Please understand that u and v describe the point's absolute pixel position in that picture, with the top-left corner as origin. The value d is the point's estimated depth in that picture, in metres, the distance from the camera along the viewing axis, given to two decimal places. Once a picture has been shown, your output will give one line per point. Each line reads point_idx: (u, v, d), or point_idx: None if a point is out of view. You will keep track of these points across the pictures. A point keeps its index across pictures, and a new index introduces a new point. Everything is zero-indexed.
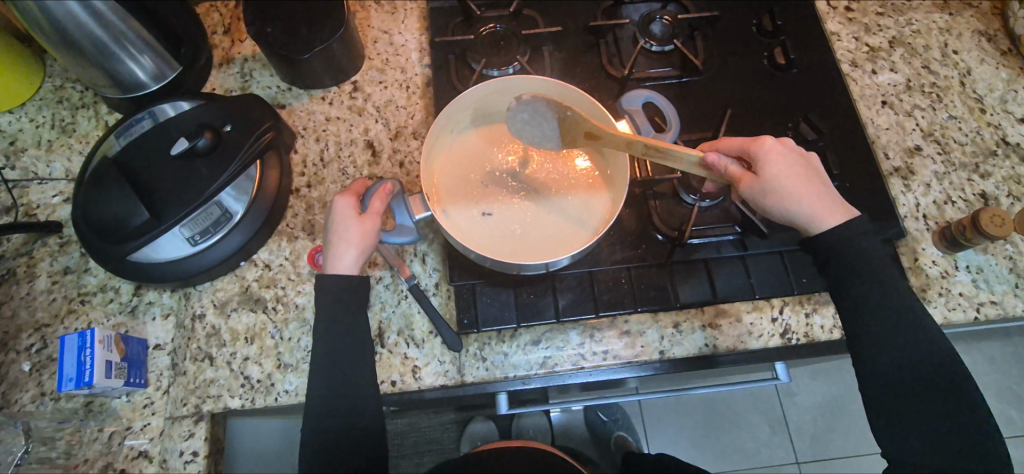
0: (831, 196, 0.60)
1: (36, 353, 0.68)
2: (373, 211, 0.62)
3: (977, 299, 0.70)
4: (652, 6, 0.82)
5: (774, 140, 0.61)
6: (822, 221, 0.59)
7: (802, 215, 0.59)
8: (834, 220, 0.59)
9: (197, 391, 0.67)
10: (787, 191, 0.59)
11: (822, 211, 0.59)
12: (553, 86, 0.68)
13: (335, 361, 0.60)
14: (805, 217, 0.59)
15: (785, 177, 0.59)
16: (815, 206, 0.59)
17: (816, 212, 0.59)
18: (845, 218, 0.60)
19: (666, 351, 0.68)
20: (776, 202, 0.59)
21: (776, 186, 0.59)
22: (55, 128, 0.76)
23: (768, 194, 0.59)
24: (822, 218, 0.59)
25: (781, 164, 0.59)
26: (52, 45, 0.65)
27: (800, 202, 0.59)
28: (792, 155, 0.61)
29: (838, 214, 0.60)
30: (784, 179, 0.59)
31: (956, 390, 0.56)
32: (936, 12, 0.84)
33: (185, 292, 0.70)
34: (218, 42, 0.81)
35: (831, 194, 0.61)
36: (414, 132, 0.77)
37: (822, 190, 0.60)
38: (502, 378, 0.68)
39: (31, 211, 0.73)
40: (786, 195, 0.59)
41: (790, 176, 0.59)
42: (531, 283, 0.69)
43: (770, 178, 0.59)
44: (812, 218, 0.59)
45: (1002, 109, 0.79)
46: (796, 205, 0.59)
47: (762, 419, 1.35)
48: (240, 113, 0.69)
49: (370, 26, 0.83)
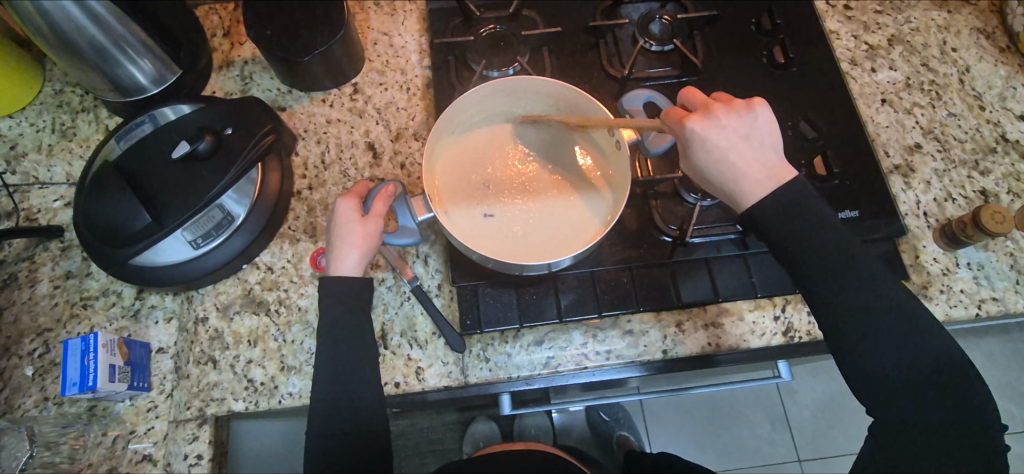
0: (757, 167, 0.58)
1: (39, 358, 0.68)
2: (375, 213, 0.62)
3: (978, 295, 0.71)
4: (651, 6, 0.82)
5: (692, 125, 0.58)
6: (746, 197, 0.58)
7: (727, 193, 0.60)
8: (757, 194, 0.58)
9: (201, 394, 0.67)
10: (707, 172, 0.60)
11: (745, 187, 0.58)
12: (553, 86, 0.68)
13: (338, 363, 0.60)
14: (730, 193, 0.59)
15: (703, 159, 0.59)
16: (735, 185, 0.58)
17: (739, 189, 0.58)
18: (778, 185, 0.58)
19: (669, 350, 0.69)
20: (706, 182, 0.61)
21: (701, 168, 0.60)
22: (55, 132, 0.76)
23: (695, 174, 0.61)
24: (746, 193, 0.58)
25: (700, 147, 0.58)
26: (52, 50, 0.65)
27: (721, 181, 0.59)
28: (711, 132, 0.58)
29: (766, 187, 0.58)
30: (703, 161, 0.59)
31: None
32: (934, 9, 0.85)
33: (187, 295, 0.70)
34: (218, 45, 0.81)
35: (755, 166, 0.58)
36: (414, 133, 0.77)
37: (750, 162, 0.58)
38: (505, 378, 0.68)
39: (32, 216, 0.73)
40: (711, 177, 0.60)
41: (707, 158, 0.59)
42: (533, 284, 0.69)
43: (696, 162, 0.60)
44: (737, 194, 0.59)
45: (1001, 106, 0.79)
46: (720, 184, 0.59)
47: (763, 416, 1.35)
48: (240, 115, 0.68)
49: (369, 27, 0.83)
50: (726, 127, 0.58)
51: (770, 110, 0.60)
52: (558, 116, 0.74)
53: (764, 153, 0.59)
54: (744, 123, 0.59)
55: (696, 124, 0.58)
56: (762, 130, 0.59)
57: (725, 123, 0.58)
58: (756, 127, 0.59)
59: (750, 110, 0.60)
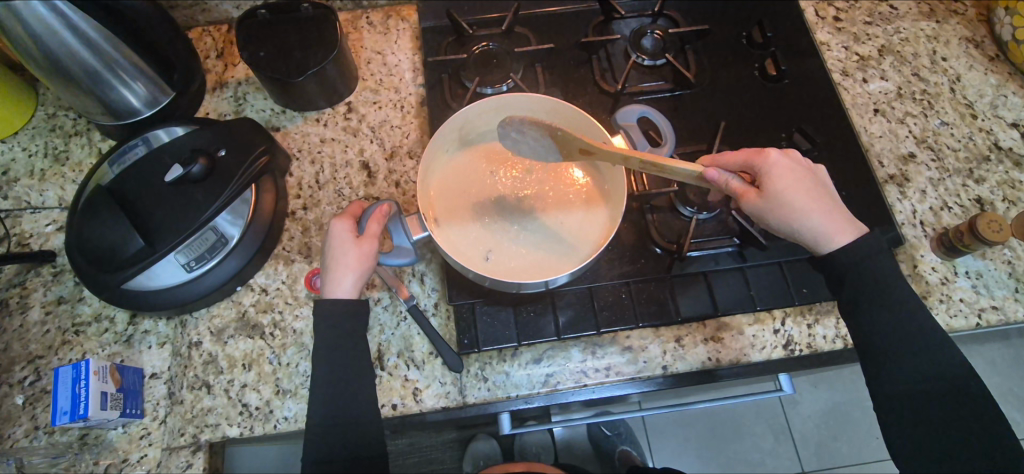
0: (842, 213, 0.60)
1: (29, 386, 0.66)
2: (370, 233, 0.61)
3: (978, 304, 0.70)
4: (642, 21, 0.83)
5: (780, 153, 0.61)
6: (831, 239, 0.59)
7: (810, 232, 0.59)
8: (843, 236, 0.59)
9: (195, 421, 0.66)
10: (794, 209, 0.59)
11: (833, 228, 0.59)
12: (546, 103, 0.68)
13: (334, 386, 0.59)
14: (813, 235, 0.59)
15: (790, 189, 0.59)
16: (823, 226, 0.59)
17: (820, 231, 0.59)
18: (854, 236, 0.59)
19: (669, 366, 0.68)
20: (785, 215, 0.59)
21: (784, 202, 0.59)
22: (47, 157, 0.76)
23: (777, 208, 0.59)
24: (831, 235, 0.59)
25: (790, 180, 0.59)
26: (44, 74, 0.65)
27: (810, 218, 0.59)
28: (798, 170, 0.60)
29: (848, 231, 0.59)
30: (792, 195, 0.59)
31: (962, 399, 0.56)
32: (923, 20, 0.85)
33: (181, 319, 0.70)
34: (212, 66, 0.81)
35: (839, 212, 0.60)
36: (409, 152, 0.77)
37: (835, 206, 0.60)
38: (504, 398, 0.67)
39: (23, 241, 0.72)
40: (794, 209, 0.59)
41: (797, 193, 0.59)
42: (531, 301, 0.68)
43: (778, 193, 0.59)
44: (821, 235, 0.59)
45: (992, 114, 0.80)
46: (803, 222, 0.59)
47: (766, 428, 1.34)
48: (233, 137, 0.68)
49: (362, 47, 0.83)
50: (807, 170, 0.62)
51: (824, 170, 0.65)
52: None
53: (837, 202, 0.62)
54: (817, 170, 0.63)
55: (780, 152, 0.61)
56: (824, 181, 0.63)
57: (805, 164, 0.62)
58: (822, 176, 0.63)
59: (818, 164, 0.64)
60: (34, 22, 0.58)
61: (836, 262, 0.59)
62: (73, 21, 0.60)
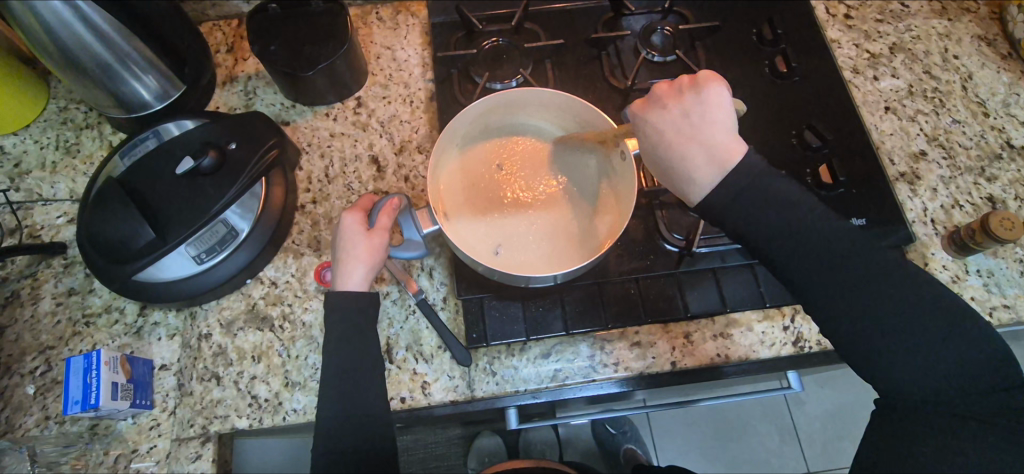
0: (691, 154, 0.56)
1: (40, 376, 0.67)
2: (381, 227, 0.62)
3: (989, 303, 0.70)
4: (652, 18, 0.82)
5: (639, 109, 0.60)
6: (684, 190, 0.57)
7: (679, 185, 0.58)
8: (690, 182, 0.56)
9: (204, 412, 0.66)
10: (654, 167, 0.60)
11: (687, 176, 0.56)
12: (557, 98, 0.68)
13: (343, 378, 0.59)
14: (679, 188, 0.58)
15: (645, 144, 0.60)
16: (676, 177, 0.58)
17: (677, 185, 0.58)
18: (717, 173, 0.55)
19: (677, 362, 0.68)
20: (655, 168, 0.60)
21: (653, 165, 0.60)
22: (59, 149, 0.76)
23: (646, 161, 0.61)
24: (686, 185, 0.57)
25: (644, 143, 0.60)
26: (57, 67, 0.66)
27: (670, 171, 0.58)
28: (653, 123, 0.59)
29: (698, 171, 0.56)
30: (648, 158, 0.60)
31: None
32: (934, 18, 0.85)
33: (190, 311, 0.70)
34: (222, 60, 0.81)
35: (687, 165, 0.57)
36: (418, 147, 0.77)
37: (685, 150, 0.56)
38: (512, 392, 0.67)
39: (35, 233, 0.73)
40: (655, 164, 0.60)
41: (649, 154, 0.60)
42: (540, 296, 0.68)
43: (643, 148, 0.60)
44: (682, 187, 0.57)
45: (1005, 112, 0.79)
46: (668, 175, 0.58)
47: (772, 428, 1.33)
48: (243, 130, 0.68)
49: (372, 42, 0.83)
50: (677, 122, 0.57)
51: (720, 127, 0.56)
52: (562, 129, 0.74)
53: (710, 135, 0.56)
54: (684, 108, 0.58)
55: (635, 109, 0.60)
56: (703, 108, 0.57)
57: (670, 109, 0.58)
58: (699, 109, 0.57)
59: (698, 93, 0.57)
60: (48, 15, 0.59)
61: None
62: (86, 15, 0.60)
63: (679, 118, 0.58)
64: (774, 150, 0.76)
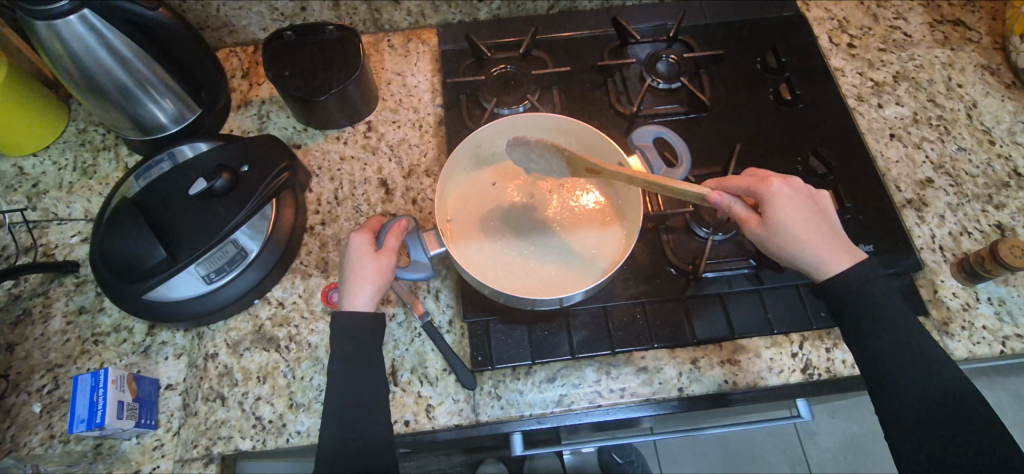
0: (838, 237, 0.59)
1: (48, 394, 0.67)
2: (389, 248, 0.62)
3: (1001, 332, 0.69)
4: (657, 46, 0.84)
5: (782, 182, 0.59)
6: (828, 266, 0.58)
7: (813, 257, 0.58)
8: (838, 267, 0.58)
9: (208, 433, 0.66)
10: (791, 238, 0.58)
11: (839, 255, 0.58)
12: (565, 122, 0.69)
13: (348, 401, 0.58)
14: (816, 260, 0.58)
15: (792, 222, 0.58)
16: (818, 256, 0.58)
17: (820, 262, 0.58)
18: (856, 259, 0.58)
19: (685, 388, 0.67)
20: (782, 246, 0.58)
21: (787, 230, 0.58)
22: (76, 170, 0.78)
23: (777, 240, 0.58)
24: (829, 264, 0.58)
25: (791, 207, 0.58)
26: (78, 90, 0.68)
27: (805, 250, 0.58)
28: (801, 196, 0.59)
29: (849, 255, 0.58)
30: (788, 224, 0.58)
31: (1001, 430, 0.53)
32: (937, 47, 0.86)
33: (198, 331, 0.70)
34: (237, 85, 0.84)
35: (836, 242, 0.58)
36: (426, 170, 0.78)
37: (830, 235, 0.59)
38: (517, 417, 0.66)
39: (49, 251, 0.74)
40: (791, 241, 0.58)
41: (792, 219, 0.58)
42: (545, 319, 0.68)
43: (779, 224, 0.58)
44: (824, 261, 0.58)
45: (1011, 140, 0.79)
46: (807, 243, 0.58)
47: (782, 460, 1.31)
48: (257, 153, 0.70)
49: (383, 68, 0.85)
50: (807, 199, 0.60)
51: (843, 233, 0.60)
52: None
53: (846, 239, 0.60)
54: (818, 198, 0.62)
55: (783, 183, 0.59)
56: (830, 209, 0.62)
57: (809, 196, 0.60)
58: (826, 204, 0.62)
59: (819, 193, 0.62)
60: (74, 41, 0.61)
61: (832, 289, 0.58)
62: (111, 42, 0.62)
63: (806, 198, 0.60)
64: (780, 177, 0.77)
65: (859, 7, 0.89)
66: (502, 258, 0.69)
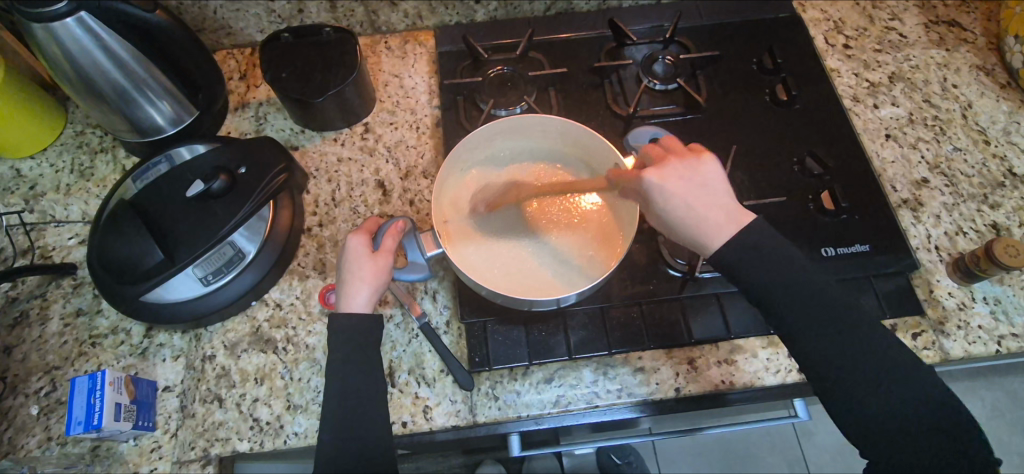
0: (717, 210, 0.59)
1: (45, 396, 0.67)
2: (385, 249, 0.63)
3: (997, 331, 0.69)
4: (654, 47, 0.84)
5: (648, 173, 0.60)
6: (707, 244, 0.58)
7: (691, 235, 0.59)
8: (716, 242, 0.58)
9: (205, 434, 0.66)
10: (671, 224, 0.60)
11: (714, 229, 0.58)
12: (562, 124, 0.69)
13: (345, 402, 0.59)
14: (694, 240, 0.59)
15: (669, 210, 0.60)
16: (695, 235, 0.59)
17: (702, 241, 0.59)
18: (736, 230, 0.58)
19: (682, 388, 0.67)
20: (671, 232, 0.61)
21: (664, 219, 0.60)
22: (73, 172, 0.78)
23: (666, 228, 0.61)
24: (707, 240, 0.58)
25: (660, 198, 0.60)
26: (75, 92, 0.68)
27: (683, 234, 0.60)
28: (670, 181, 0.60)
29: (727, 228, 0.58)
30: (665, 213, 0.60)
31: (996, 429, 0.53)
32: (932, 48, 0.86)
33: (196, 333, 0.70)
34: (235, 87, 0.84)
35: (712, 216, 0.58)
36: (424, 172, 0.78)
37: (710, 213, 0.59)
38: (515, 417, 0.66)
39: (46, 253, 0.74)
40: (674, 226, 0.60)
41: (669, 208, 0.60)
42: (543, 320, 0.68)
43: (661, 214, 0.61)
44: (701, 238, 0.58)
45: (1006, 140, 0.80)
46: (682, 223, 0.59)
47: (780, 460, 1.31)
48: (254, 155, 0.70)
49: (381, 70, 0.85)
50: (680, 182, 0.60)
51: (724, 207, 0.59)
52: (566, 155, 0.75)
53: (732, 211, 0.59)
54: (694, 174, 0.61)
55: (651, 175, 0.60)
56: (716, 179, 0.61)
57: (684, 179, 0.60)
58: (709, 176, 0.60)
59: (698, 169, 0.61)
60: (71, 44, 0.61)
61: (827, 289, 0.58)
62: (107, 44, 0.62)
63: (677, 181, 0.60)
64: (776, 177, 0.77)
65: (855, 8, 0.89)
66: (494, 261, 0.69)
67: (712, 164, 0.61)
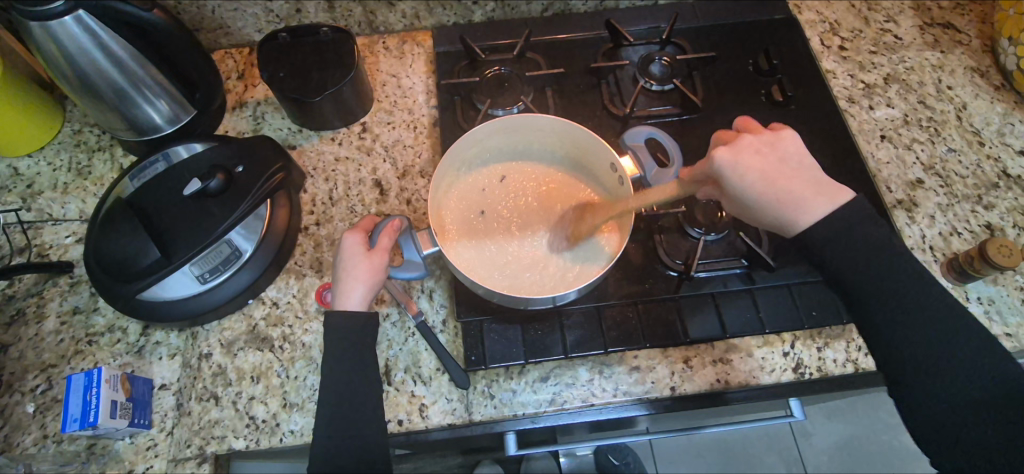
0: (801, 186, 0.59)
1: (41, 395, 0.67)
2: (381, 247, 0.63)
3: (991, 331, 0.70)
4: (651, 48, 0.85)
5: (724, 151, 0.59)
6: (801, 218, 0.58)
7: (778, 213, 0.59)
8: (812, 217, 0.58)
9: (201, 432, 0.66)
10: (759, 202, 0.59)
11: (808, 203, 0.58)
12: (558, 124, 0.70)
13: (341, 400, 0.59)
14: (783, 216, 0.59)
15: (752, 188, 0.59)
16: (787, 210, 0.58)
17: (793, 218, 0.58)
18: (830, 203, 0.58)
19: (677, 387, 0.67)
20: (753, 211, 0.60)
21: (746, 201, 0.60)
22: (71, 171, 0.78)
23: (744, 207, 0.61)
24: (802, 215, 0.58)
25: (739, 178, 0.59)
26: (73, 92, 0.68)
27: (775, 212, 0.59)
28: (751, 157, 0.59)
29: (819, 200, 0.58)
30: (751, 192, 0.59)
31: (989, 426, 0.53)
32: (927, 49, 0.87)
33: (192, 331, 0.70)
34: (232, 87, 0.84)
35: (805, 188, 0.59)
36: (421, 171, 0.79)
37: (799, 186, 0.59)
38: (510, 416, 0.66)
39: (43, 252, 0.74)
40: (757, 205, 0.59)
41: (755, 184, 0.59)
42: (538, 319, 0.68)
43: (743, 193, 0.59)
44: (791, 213, 0.58)
45: (1000, 142, 0.80)
46: (764, 199, 0.59)
47: (778, 461, 1.31)
48: (251, 153, 0.70)
49: (378, 70, 0.86)
50: (763, 157, 0.60)
51: (812, 182, 0.59)
52: (564, 156, 0.75)
53: (821, 185, 0.59)
54: (773, 149, 0.61)
55: (725, 154, 0.59)
56: (792, 151, 0.61)
57: (764, 154, 0.60)
58: (788, 150, 0.61)
59: (775, 144, 0.61)
60: (69, 43, 0.61)
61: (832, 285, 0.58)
62: (106, 44, 0.63)
63: (756, 157, 0.60)
64: None
65: (850, 10, 0.90)
66: (487, 265, 0.69)
67: (794, 138, 0.61)
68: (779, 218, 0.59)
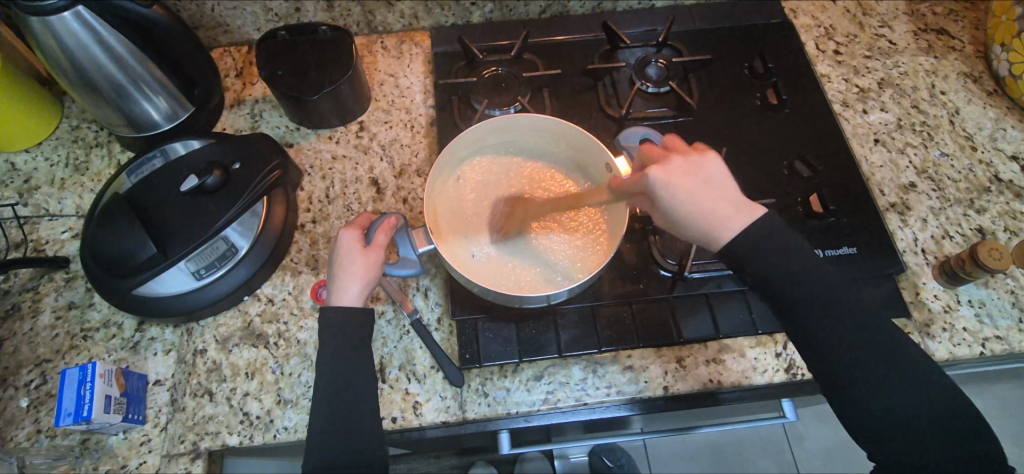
0: (721, 205, 0.58)
1: (35, 389, 0.67)
2: (377, 244, 0.63)
3: (981, 333, 0.70)
4: (647, 50, 0.85)
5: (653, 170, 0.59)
6: (718, 235, 0.58)
7: (699, 232, 0.59)
8: (720, 233, 0.57)
9: (195, 428, 0.66)
10: (680, 219, 0.59)
11: (724, 223, 0.57)
12: (554, 124, 0.70)
13: (335, 397, 0.59)
14: (704, 235, 0.58)
15: (679, 206, 0.59)
16: (707, 229, 0.58)
17: (713, 236, 0.58)
18: (746, 221, 0.57)
19: (670, 386, 0.68)
20: (675, 227, 0.60)
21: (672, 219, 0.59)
22: (68, 166, 0.78)
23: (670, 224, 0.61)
24: (719, 232, 0.57)
25: (667, 197, 0.59)
26: (72, 88, 0.69)
27: (687, 229, 0.59)
28: (675, 175, 0.59)
29: (737, 219, 0.57)
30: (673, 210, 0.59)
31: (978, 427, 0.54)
32: (921, 55, 0.87)
33: (187, 327, 0.71)
34: (231, 85, 0.84)
35: (722, 206, 0.58)
36: (417, 170, 0.79)
37: (717, 204, 0.58)
38: (504, 414, 0.67)
39: (39, 246, 0.74)
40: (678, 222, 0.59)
41: (673, 203, 0.59)
42: (533, 318, 0.69)
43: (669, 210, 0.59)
44: (707, 232, 0.58)
45: (992, 146, 0.81)
46: (687, 216, 0.59)
47: (772, 464, 1.31)
48: (248, 150, 0.70)
49: (376, 69, 0.86)
50: (687, 177, 0.59)
51: (730, 200, 0.58)
52: (560, 156, 0.76)
53: (741, 202, 0.58)
54: (700, 170, 0.60)
55: (655, 173, 0.59)
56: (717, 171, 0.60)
57: (685, 173, 0.59)
58: (713, 171, 0.60)
59: (698, 165, 0.60)
60: (69, 39, 0.62)
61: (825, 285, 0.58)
62: (106, 41, 0.63)
63: (680, 174, 0.59)
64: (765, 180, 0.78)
65: (845, 15, 0.91)
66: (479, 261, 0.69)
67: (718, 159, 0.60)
68: (699, 236, 0.59)
